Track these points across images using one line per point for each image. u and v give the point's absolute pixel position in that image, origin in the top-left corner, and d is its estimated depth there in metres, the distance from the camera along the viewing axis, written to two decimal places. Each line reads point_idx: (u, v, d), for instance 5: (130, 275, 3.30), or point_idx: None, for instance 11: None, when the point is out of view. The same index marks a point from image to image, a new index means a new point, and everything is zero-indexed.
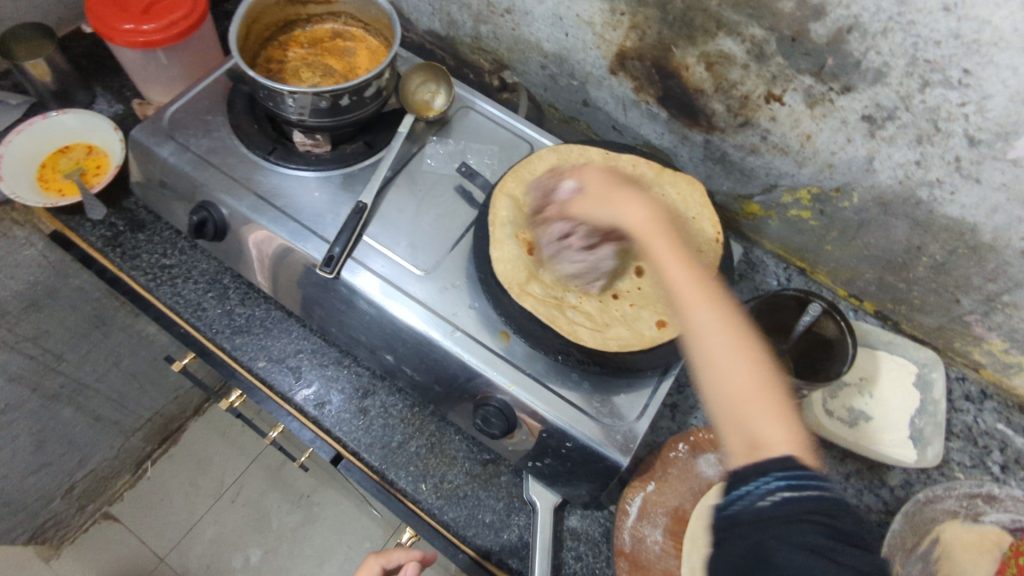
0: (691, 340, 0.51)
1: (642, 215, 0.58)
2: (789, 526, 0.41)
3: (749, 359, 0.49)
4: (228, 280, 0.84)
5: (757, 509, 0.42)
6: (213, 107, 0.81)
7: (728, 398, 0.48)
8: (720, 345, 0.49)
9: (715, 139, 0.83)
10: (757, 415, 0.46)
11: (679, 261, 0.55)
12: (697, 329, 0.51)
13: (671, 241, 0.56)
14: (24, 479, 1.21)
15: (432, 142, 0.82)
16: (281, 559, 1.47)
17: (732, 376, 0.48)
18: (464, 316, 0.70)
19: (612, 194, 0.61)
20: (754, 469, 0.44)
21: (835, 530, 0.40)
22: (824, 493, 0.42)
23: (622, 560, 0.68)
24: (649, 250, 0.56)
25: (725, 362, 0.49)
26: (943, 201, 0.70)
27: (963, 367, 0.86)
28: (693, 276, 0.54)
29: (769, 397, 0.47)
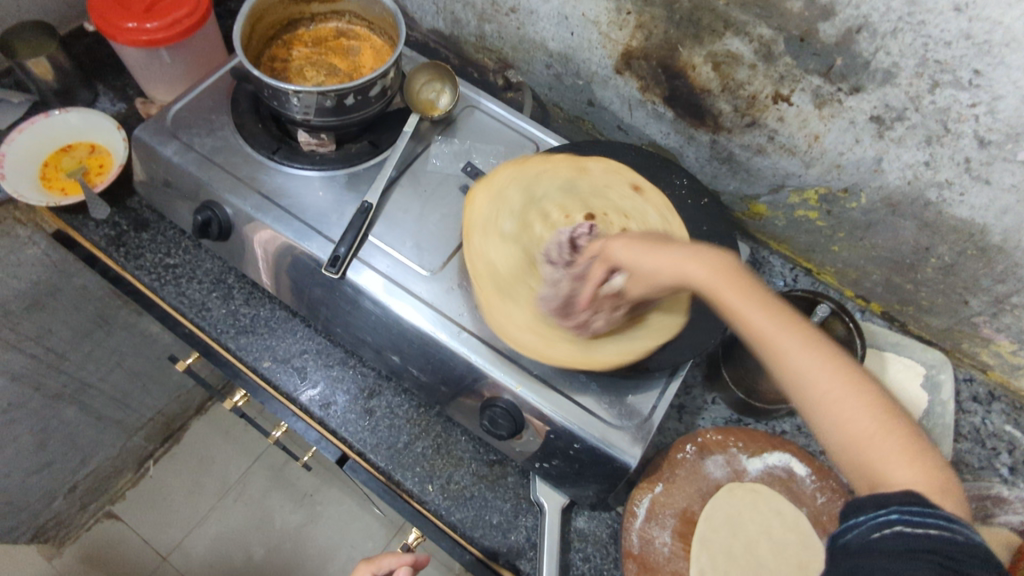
0: (794, 394, 0.43)
1: (708, 266, 0.47)
2: (904, 562, 0.35)
3: (868, 402, 0.41)
4: (232, 280, 0.84)
5: (865, 542, 0.37)
6: (217, 106, 0.81)
7: (852, 454, 0.40)
8: (832, 397, 0.41)
9: (721, 139, 0.82)
10: (889, 461, 0.39)
11: (759, 306, 0.44)
12: (795, 379, 0.42)
13: (743, 285, 0.45)
14: (27, 478, 1.21)
15: (437, 142, 0.81)
16: (284, 558, 1.47)
17: (848, 425, 0.40)
18: (470, 316, 0.70)
19: (650, 252, 0.52)
20: (873, 501, 0.38)
21: (957, 575, 0.34)
22: (953, 534, 0.35)
23: (632, 563, 0.68)
24: (723, 304, 0.45)
25: (844, 413, 0.41)
26: (952, 202, 0.69)
27: (971, 369, 0.85)
28: (779, 317, 0.44)
29: (901, 442, 0.40)
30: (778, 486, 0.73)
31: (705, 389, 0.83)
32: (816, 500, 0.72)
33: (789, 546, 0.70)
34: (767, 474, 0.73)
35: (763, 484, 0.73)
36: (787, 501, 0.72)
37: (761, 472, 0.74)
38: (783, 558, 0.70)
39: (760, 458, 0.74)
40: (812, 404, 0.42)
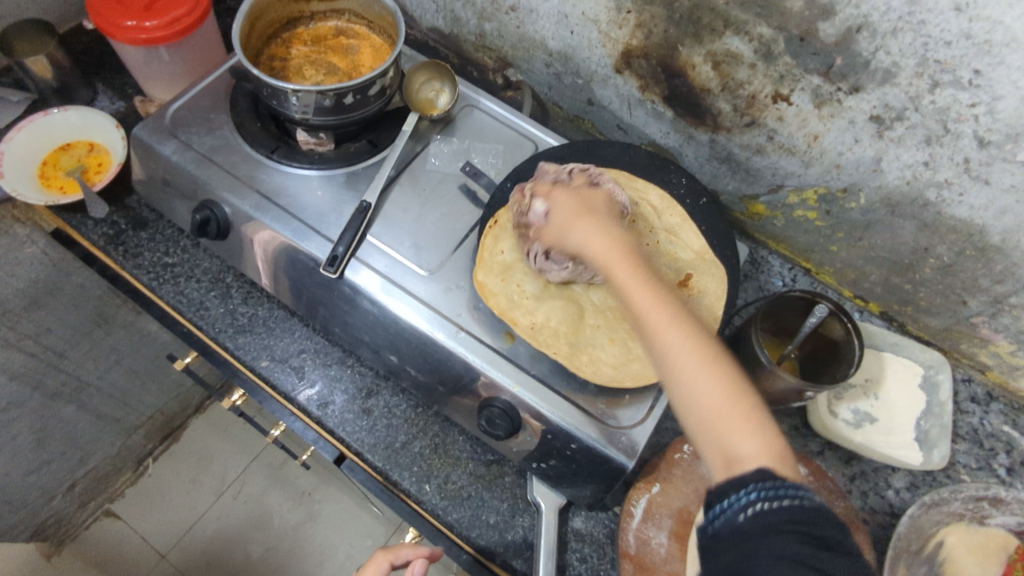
0: (659, 359, 0.50)
1: (605, 247, 0.56)
2: (769, 537, 0.41)
3: (717, 373, 0.48)
4: (230, 279, 0.83)
5: (735, 523, 0.43)
6: (216, 104, 0.81)
7: (702, 420, 0.47)
8: (687, 360, 0.48)
9: (721, 138, 0.82)
10: (735, 433, 0.46)
11: (642, 287, 0.52)
12: (665, 353, 0.49)
13: (633, 268, 0.54)
14: (26, 477, 1.21)
15: (436, 142, 0.81)
16: (282, 557, 1.47)
17: (705, 397, 0.47)
18: (468, 316, 0.69)
19: (574, 216, 0.59)
20: (732, 484, 0.44)
21: (817, 539, 0.41)
22: (802, 502, 0.42)
23: (628, 563, 0.68)
24: (616, 282, 0.54)
25: (694, 374, 0.48)
26: (951, 202, 0.69)
27: (969, 369, 0.85)
28: (659, 298, 0.52)
29: (748, 416, 0.46)
30: None
31: None
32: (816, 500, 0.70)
33: None
34: None
35: None
36: None
37: None
38: None
39: None
40: (671, 377, 0.49)
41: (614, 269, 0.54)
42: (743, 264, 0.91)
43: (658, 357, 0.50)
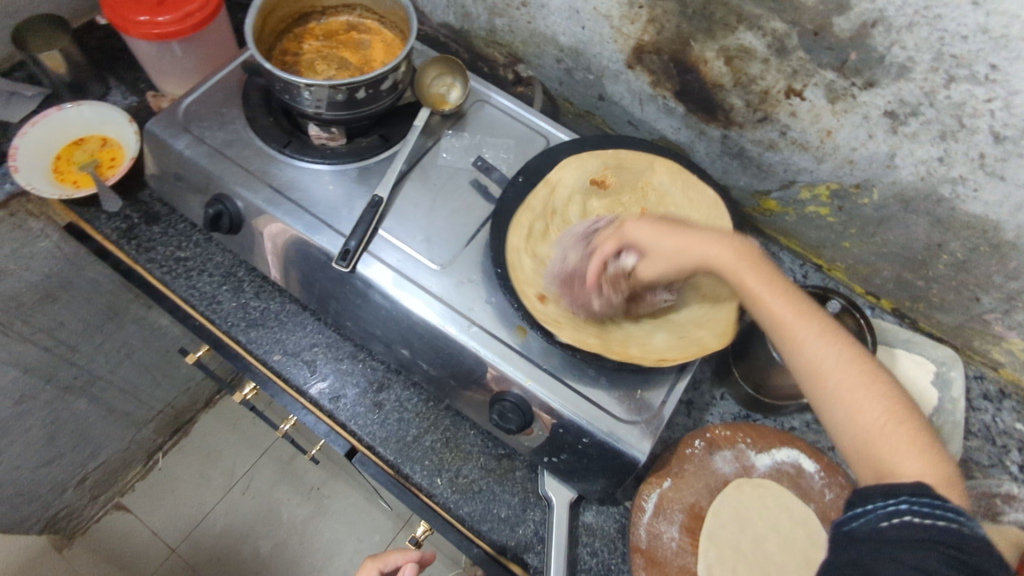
0: (806, 377, 0.53)
1: (729, 255, 0.57)
2: (907, 547, 0.42)
3: (876, 389, 0.51)
4: (242, 274, 0.84)
5: (874, 530, 0.44)
6: (228, 99, 0.81)
7: (855, 436, 0.49)
8: (845, 382, 0.51)
9: (733, 134, 0.82)
10: (895, 452, 0.48)
11: (778, 295, 0.55)
12: (811, 364, 0.52)
13: (767, 278, 0.56)
14: (38, 469, 1.22)
15: (447, 136, 0.81)
16: (291, 551, 1.47)
17: (860, 412, 0.50)
18: (480, 310, 0.70)
19: (673, 233, 0.59)
20: (879, 490, 0.45)
21: (961, 562, 0.41)
22: (958, 526, 0.42)
23: (639, 557, 0.68)
24: (749, 292, 0.56)
25: (858, 395, 0.50)
26: (966, 198, 0.69)
27: (981, 366, 0.85)
28: (800, 312, 0.54)
29: (904, 433, 0.49)
30: (787, 482, 0.73)
31: (713, 385, 0.82)
32: (825, 496, 0.72)
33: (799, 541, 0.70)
34: (776, 469, 0.73)
35: (772, 480, 0.73)
36: (797, 497, 0.72)
37: (771, 468, 0.73)
38: (792, 554, 0.69)
39: (769, 453, 0.74)
40: (813, 377, 0.52)
41: (749, 285, 0.56)
42: None
43: (802, 374, 0.53)
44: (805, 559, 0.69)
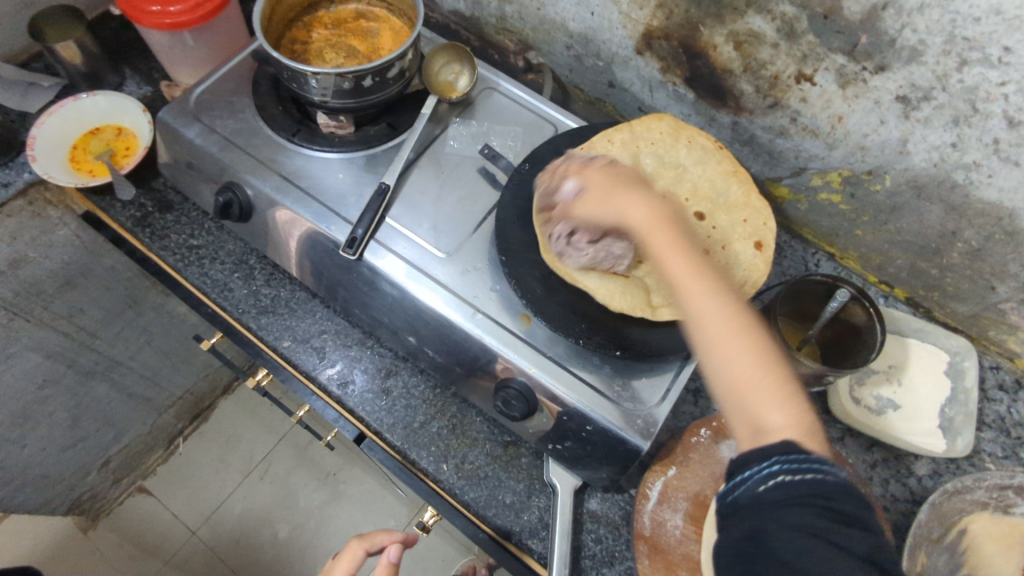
0: (692, 326, 0.51)
1: (642, 213, 0.56)
2: (784, 509, 0.42)
3: (751, 346, 0.48)
4: (254, 261, 0.85)
5: (754, 495, 0.44)
6: (238, 89, 0.82)
7: (733, 384, 0.48)
8: (726, 336, 0.49)
9: (743, 120, 0.81)
10: (765, 402, 0.47)
11: (678, 255, 0.53)
12: (698, 324, 0.50)
13: (672, 237, 0.54)
14: (61, 452, 1.25)
15: (455, 124, 0.81)
16: (308, 535, 1.51)
17: (735, 364, 0.48)
18: (485, 298, 0.70)
19: (615, 188, 0.59)
20: (754, 453, 0.45)
21: (835, 512, 0.42)
22: (824, 476, 0.42)
23: (643, 543, 0.68)
24: (653, 249, 0.54)
25: (730, 352, 0.48)
26: (979, 184, 0.67)
27: (997, 356, 0.84)
28: (695, 271, 0.52)
29: (777, 385, 0.47)
30: None
31: None
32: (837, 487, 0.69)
33: None
34: None
35: None
36: None
37: None
38: None
39: None
40: (701, 337, 0.50)
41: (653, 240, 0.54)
42: None
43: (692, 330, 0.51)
44: None
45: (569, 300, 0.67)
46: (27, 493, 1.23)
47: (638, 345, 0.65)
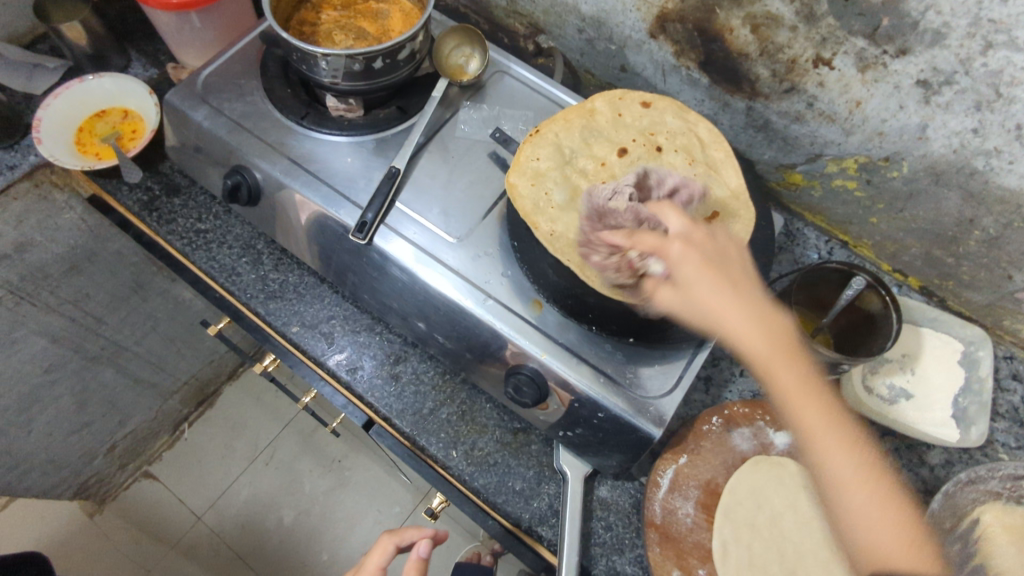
0: (802, 439, 0.55)
1: (747, 319, 0.57)
2: None
3: (856, 457, 0.53)
4: (261, 246, 0.84)
5: None
6: (246, 71, 0.80)
7: (845, 489, 0.52)
8: (847, 476, 0.52)
9: (758, 105, 0.80)
10: (880, 532, 0.50)
11: (796, 375, 0.55)
12: (807, 430, 0.54)
13: (798, 371, 0.56)
14: (68, 437, 1.26)
15: (465, 108, 0.80)
16: (314, 521, 1.51)
17: (859, 507, 0.51)
18: (496, 284, 0.69)
19: (713, 282, 0.57)
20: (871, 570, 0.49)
21: None
22: None
23: (654, 532, 0.67)
24: (775, 386, 0.56)
25: (852, 502, 0.52)
26: (1000, 170, 0.66)
27: (1011, 346, 0.83)
28: (825, 416, 0.54)
29: (897, 514, 0.51)
30: (806, 460, 0.72)
31: (733, 361, 0.81)
32: None
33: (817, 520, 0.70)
34: (795, 448, 0.73)
35: (790, 458, 0.73)
36: (815, 475, 0.72)
37: (788, 446, 0.73)
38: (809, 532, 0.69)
39: (788, 432, 0.73)
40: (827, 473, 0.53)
41: (749, 345, 0.57)
42: (776, 236, 0.88)
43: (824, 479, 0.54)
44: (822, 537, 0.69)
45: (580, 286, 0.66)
46: (34, 477, 1.23)
47: (650, 332, 0.64)
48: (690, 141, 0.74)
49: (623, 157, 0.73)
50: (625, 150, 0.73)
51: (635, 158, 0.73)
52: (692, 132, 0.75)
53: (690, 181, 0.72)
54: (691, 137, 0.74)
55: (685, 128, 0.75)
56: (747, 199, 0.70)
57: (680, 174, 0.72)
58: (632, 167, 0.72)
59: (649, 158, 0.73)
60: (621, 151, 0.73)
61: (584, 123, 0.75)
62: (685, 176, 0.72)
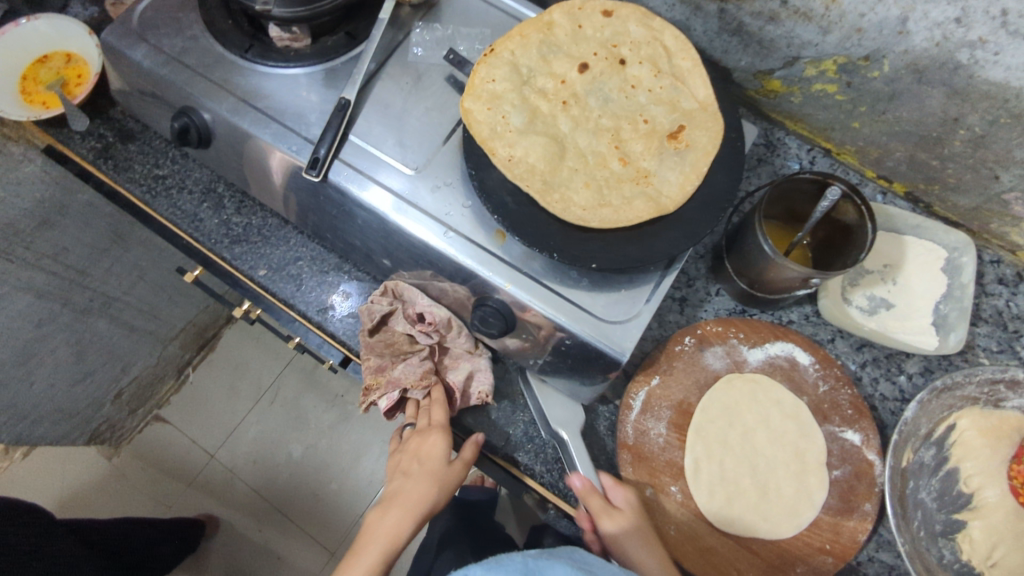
0: None
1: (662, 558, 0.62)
2: None
3: None
4: (222, 189, 0.82)
5: None
6: (183, 2, 0.75)
7: None
8: None
9: (730, 7, 0.73)
10: None
11: None
12: None
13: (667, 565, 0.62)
14: (72, 387, 1.28)
15: (418, 30, 0.75)
16: (321, 454, 1.56)
17: None
18: (458, 216, 0.67)
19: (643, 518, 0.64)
20: None
21: None
22: None
23: (626, 452, 0.68)
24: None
25: None
26: (985, 63, 0.62)
27: (999, 250, 0.81)
28: None
29: None
30: (779, 375, 0.73)
31: (709, 281, 0.79)
32: (818, 388, 0.71)
33: (788, 432, 0.70)
34: (769, 363, 0.73)
35: (764, 374, 0.73)
36: (789, 390, 0.72)
37: (763, 362, 0.73)
38: (781, 445, 0.70)
39: (762, 348, 0.73)
40: None
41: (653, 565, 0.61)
42: (756, 148, 0.85)
43: None
44: (793, 450, 0.70)
45: (542, 212, 0.64)
46: (44, 427, 1.27)
47: (614, 255, 0.62)
48: (658, 49, 0.70)
49: (584, 74, 0.69)
50: (584, 66, 0.70)
51: (596, 74, 0.70)
52: (659, 39, 0.71)
53: (654, 95, 0.69)
54: (656, 46, 0.71)
55: (649, 35, 0.71)
56: (715, 110, 0.67)
57: (645, 88, 0.69)
58: (592, 84, 0.70)
59: (610, 72, 0.70)
60: (581, 67, 0.70)
61: (540, 37, 0.70)
62: (649, 89, 0.69)
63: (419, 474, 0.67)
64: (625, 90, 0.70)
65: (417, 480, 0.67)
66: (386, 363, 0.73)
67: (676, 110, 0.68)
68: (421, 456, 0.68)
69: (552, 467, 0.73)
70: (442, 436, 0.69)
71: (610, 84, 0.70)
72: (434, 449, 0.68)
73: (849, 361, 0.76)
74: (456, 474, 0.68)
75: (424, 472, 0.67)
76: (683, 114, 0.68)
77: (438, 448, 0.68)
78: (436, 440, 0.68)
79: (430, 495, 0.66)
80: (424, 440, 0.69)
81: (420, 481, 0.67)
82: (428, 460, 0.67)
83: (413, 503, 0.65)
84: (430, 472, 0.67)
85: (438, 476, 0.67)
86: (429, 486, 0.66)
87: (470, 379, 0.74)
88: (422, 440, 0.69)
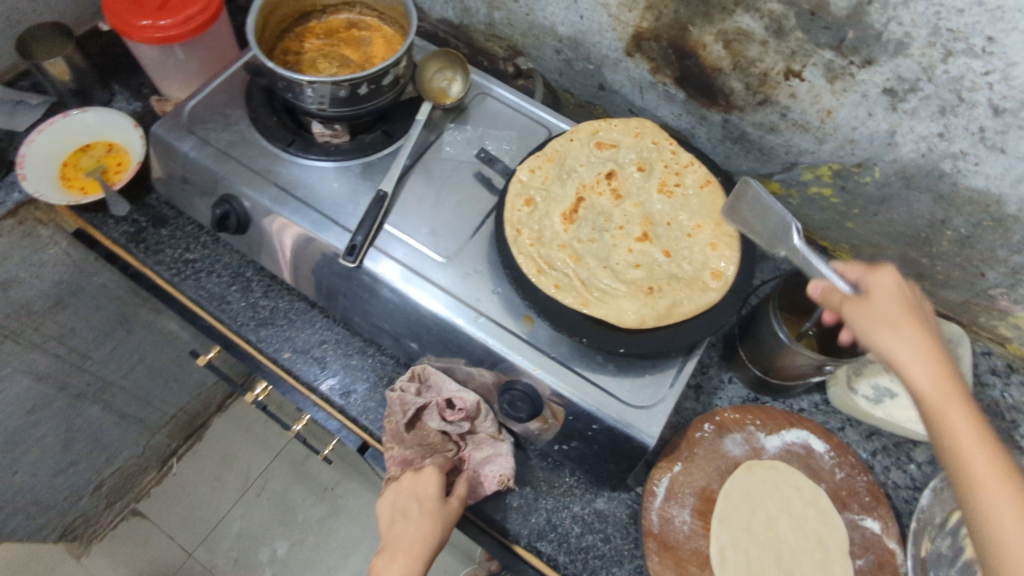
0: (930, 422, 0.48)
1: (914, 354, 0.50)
2: None
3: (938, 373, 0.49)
4: (251, 273, 0.85)
5: None
6: (231, 101, 0.81)
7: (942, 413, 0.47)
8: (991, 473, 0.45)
9: (733, 118, 0.82)
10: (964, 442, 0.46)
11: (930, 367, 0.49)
12: (943, 424, 0.47)
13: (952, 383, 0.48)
14: (53, 478, 1.23)
15: (450, 130, 0.82)
16: (307, 552, 1.48)
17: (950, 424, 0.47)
18: (487, 301, 0.70)
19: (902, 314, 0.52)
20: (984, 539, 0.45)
21: None
22: None
23: (652, 541, 0.68)
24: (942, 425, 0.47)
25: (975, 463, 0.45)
26: (967, 172, 0.69)
27: (988, 342, 0.86)
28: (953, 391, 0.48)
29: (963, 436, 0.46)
30: (798, 462, 0.75)
31: (721, 368, 0.83)
32: (835, 475, 0.74)
33: (810, 520, 0.71)
34: (786, 450, 0.75)
35: (782, 461, 0.75)
36: (807, 477, 0.74)
37: (780, 449, 0.75)
38: (804, 533, 0.71)
39: (779, 435, 0.76)
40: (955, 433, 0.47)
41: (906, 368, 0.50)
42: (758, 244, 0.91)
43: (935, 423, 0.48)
44: (816, 537, 0.70)
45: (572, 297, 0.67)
46: (17, 520, 1.20)
47: (642, 341, 0.65)
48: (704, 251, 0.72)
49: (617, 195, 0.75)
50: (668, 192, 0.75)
51: (663, 204, 0.75)
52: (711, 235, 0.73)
53: (685, 258, 0.71)
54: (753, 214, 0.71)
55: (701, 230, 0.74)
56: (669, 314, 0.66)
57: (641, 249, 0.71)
58: (590, 203, 0.74)
59: (682, 209, 0.74)
60: (661, 184, 0.75)
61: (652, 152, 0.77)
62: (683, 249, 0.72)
63: (416, 513, 0.68)
64: (617, 237, 0.72)
65: (416, 521, 0.68)
66: (410, 454, 0.72)
67: (666, 278, 0.69)
68: (418, 495, 0.69)
69: (576, 556, 0.72)
70: (438, 475, 0.70)
71: (621, 220, 0.73)
72: (428, 487, 0.69)
73: (860, 449, 0.79)
74: (453, 510, 0.69)
75: (423, 513, 0.68)
76: (677, 286, 0.68)
77: (433, 488, 0.69)
78: (431, 478, 0.70)
79: (430, 534, 0.68)
80: (419, 478, 0.70)
81: (418, 522, 0.68)
82: (424, 500, 0.69)
83: (417, 546, 0.67)
84: (428, 510, 0.68)
85: (435, 515, 0.68)
86: (427, 525, 0.68)
87: (488, 464, 0.73)
88: (418, 478, 0.70)
